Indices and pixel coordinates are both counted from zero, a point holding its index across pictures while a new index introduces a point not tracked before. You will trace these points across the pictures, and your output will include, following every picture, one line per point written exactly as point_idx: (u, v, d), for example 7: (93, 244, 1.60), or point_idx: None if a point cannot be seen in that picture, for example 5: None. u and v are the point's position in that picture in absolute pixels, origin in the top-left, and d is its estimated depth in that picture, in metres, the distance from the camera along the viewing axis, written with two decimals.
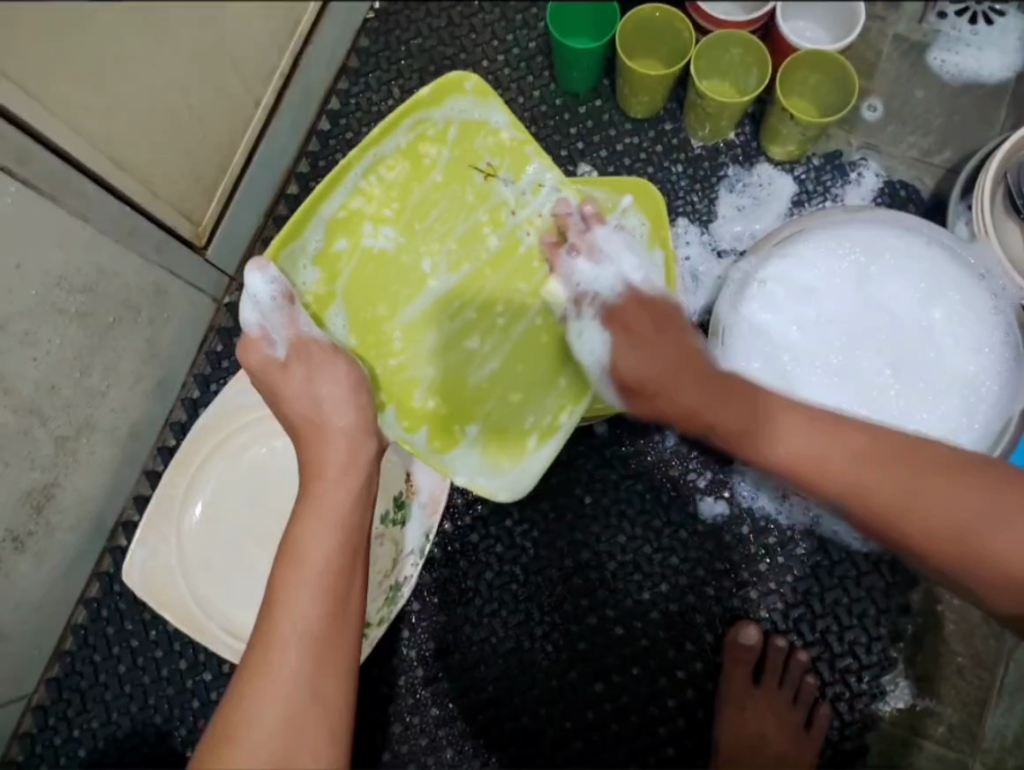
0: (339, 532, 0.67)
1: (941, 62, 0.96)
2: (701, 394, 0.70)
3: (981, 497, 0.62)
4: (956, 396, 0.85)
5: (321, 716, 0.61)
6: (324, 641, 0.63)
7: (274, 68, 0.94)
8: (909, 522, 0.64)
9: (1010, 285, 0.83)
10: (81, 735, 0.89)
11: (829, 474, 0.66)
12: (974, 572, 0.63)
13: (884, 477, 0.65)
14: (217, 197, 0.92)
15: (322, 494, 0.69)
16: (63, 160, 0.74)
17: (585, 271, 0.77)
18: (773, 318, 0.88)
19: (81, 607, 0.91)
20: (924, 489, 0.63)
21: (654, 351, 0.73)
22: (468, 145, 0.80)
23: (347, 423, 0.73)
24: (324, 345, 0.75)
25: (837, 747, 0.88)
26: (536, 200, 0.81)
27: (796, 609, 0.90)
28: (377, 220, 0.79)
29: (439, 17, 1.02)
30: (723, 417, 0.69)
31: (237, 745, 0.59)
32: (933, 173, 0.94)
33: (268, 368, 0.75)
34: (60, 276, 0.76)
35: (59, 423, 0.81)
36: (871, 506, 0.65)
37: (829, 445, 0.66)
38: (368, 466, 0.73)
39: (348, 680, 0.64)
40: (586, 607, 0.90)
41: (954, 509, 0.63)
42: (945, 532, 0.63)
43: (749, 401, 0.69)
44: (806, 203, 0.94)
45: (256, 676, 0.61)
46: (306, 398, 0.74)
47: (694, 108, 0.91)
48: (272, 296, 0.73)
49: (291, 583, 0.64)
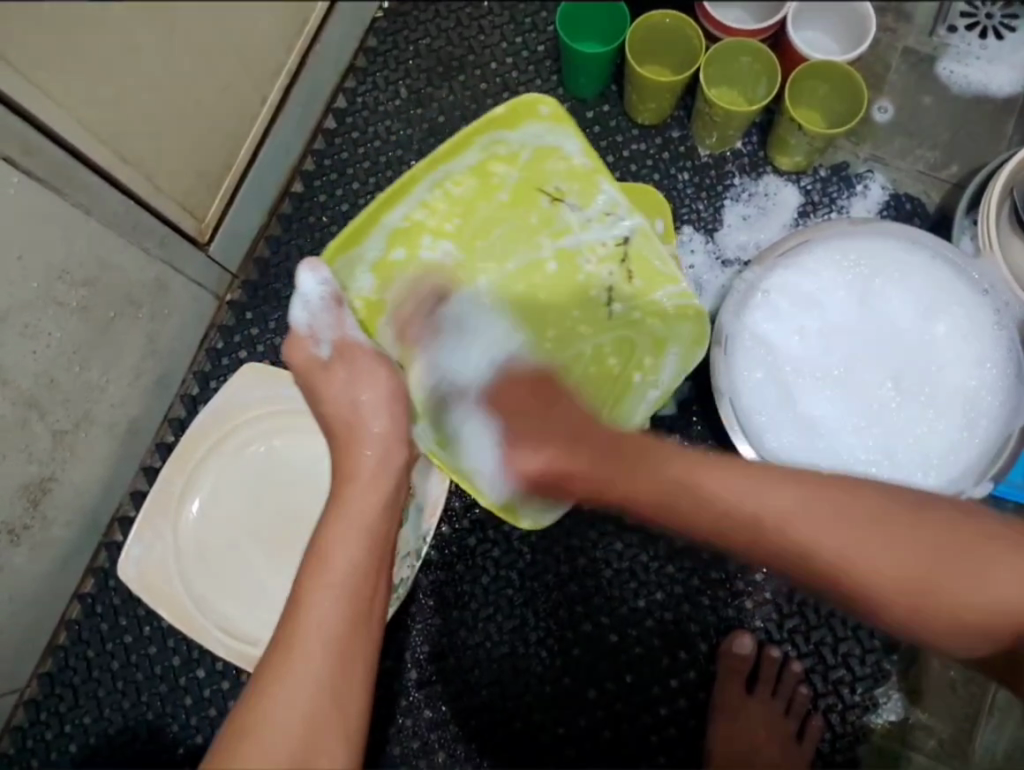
0: (366, 539, 0.67)
1: (950, 72, 0.96)
2: (609, 466, 0.70)
3: (926, 544, 0.61)
4: (957, 411, 0.85)
5: (342, 719, 0.60)
6: (349, 643, 0.62)
7: (281, 65, 0.93)
8: (867, 577, 0.61)
9: (1014, 301, 0.84)
10: (72, 730, 0.89)
11: (774, 539, 0.63)
12: (932, 622, 0.61)
13: (841, 542, 0.61)
14: (222, 193, 0.91)
15: (351, 497, 0.69)
16: (67, 152, 0.73)
17: (450, 352, 0.83)
18: (775, 329, 0.87)
19: (76, 602, 0.91)
20: (876, 549, 0.61)
21: (547, 427, 0.74)
22: (537, 166, 0.79)
23: (382, 429, 0.73)
24: (367, 350, 0.75)
25: (828, 759, 0.88)
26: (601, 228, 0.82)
27: (791, 619, 0.90)
28: (436, 233, 0.81)
29: (449, 18, 1.01)
30: (648, 492, 0.68)
31: (256, 742, 0.58)
32: (939, 187, 0.94)
33: (312, 369, 0.75)
34: (62, 269, 0.76)
35: (57, 417, 0.81)
36: (823, 566, 0.62)
37: (763, 500, 0.63)
38: (400, 472, 0.73)
39: (366, 684, 0.63)
40: (581, 614, 0.90)
41: (906, 564, 0.60)
42: (901, 587, 0.61)
43: (650, 462, 0.68)
44: (811, 214, 0.94)
45: (277, 673, 0.61)
46: (347, 399, 0.74)
47: (702, 116, 0.91)
48: (322, 297, 0.74)
49: (317, 586, 0.64)
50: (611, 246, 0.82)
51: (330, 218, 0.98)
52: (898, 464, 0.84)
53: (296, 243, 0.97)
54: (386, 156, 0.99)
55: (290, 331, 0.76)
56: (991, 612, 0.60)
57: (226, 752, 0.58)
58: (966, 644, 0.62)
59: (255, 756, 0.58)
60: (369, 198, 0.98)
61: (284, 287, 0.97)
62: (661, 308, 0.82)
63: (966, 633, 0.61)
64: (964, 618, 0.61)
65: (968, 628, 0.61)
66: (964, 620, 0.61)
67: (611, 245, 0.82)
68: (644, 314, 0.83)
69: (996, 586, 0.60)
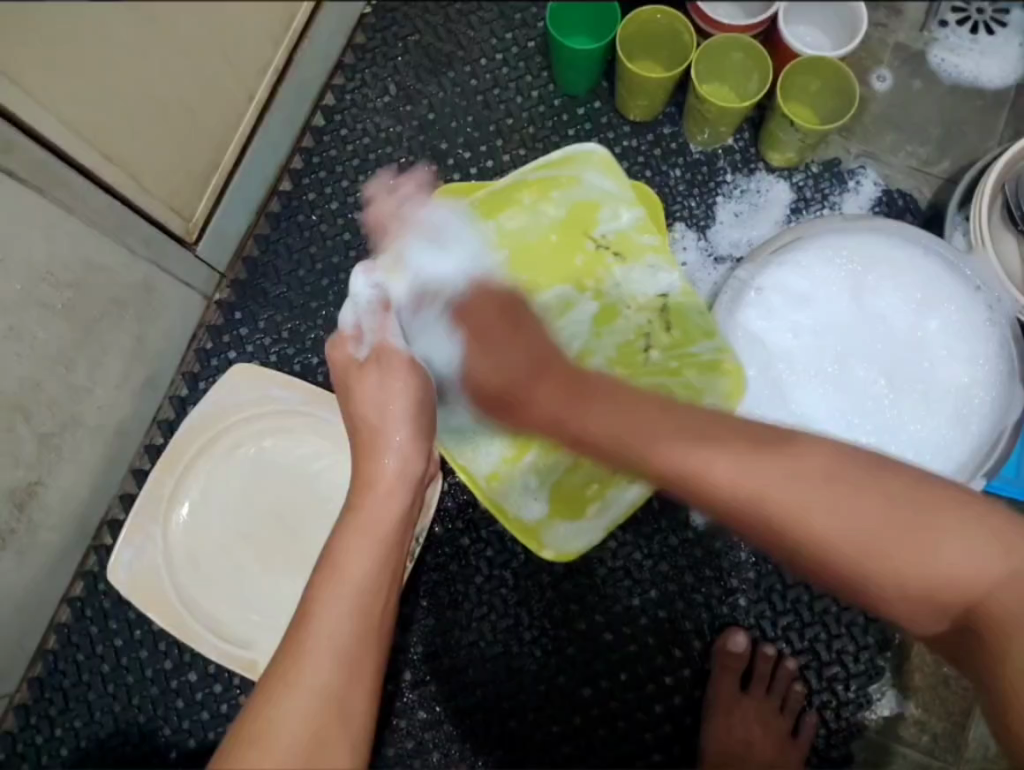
0: (379, 549, 0.62)
1: (941, 62, 0.96)
2: (567, 399, 0.66)
3: (889, 505, 0.53)
4: (950, 408, 0.85)
5: (345, 730, 0.56)
6: (359, 651, 0.58)
7: (268, 61, 0.92)
8: (822, 528, 0.54)
9: (1006, 297, 0.84)
10: (63, 734, 0.88)
11: (725, 471, 0.56)
12: (889, 591, 0.54)
13: (800, 487, 0.54)
14: (209, 192, 0.90)
15: (366, 508, 0.64)
16: (47, 151, 0.72)
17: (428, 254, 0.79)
18: (768, 327, 0.87)
19: (65, 605, 0.90)
20: (828, 506, 0.54)
21: (500, 352, 0.72)
22: (586, 215, 0.85)
23: (403, 439, 0.68)
24: (405, 357, 0.71)
25: (823, 755, 0.88)
26: (641, 282, 0.86)
27: (784, 617, 0.90)
28: None
29: (438, 14, 1.00)
30: (602, 428, 0.63)
31: (259, 752, 0.54)
32: (931, 183, 0.94)
33: (347, 369, 0.71)
34: (46, 270, 0.75)
35: (43, 420, 0.80)
36: (768, 509, 0.55)
37: (715, 462, 0.57)
38: (416, 486, 0.68)
39: (374, 689, 0.59)
40: (575, 613, 0.90)
41: (863, 524, 0.53)
42: (857, 551, 0.53)
43: (596, 410, 0.64)
44: (803, 210, 0.93)
45: (279, 684, 0.56)
46: (376, 405, 0.69)
47: (693, 112, 0.90)
48: (370, 297, 0.75)
49: (327, 595, 0.59)
50: (650, 297, 0.85)
51: (318, 216, 0.97)
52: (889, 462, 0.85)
53: (285, 243, 0.96)
54: (376, 154, 0.98)
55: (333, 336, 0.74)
56: (958, 580, 0.53)
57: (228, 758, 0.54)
58: (924, 617, 0.55)
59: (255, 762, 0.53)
60: (359, 196, 0.97)
61: (272, 286, 0.95)
62: (697, 357, 0.82)
63: (925, 605, 0.54)
64: (924, 587, 0.53)
65: (932, 597, 0.53)
66: (922, 591, 0.53)
67: (652, 296, 0.85)
68: (683, 366, 0.82)
69: (961, 551, 0.53)
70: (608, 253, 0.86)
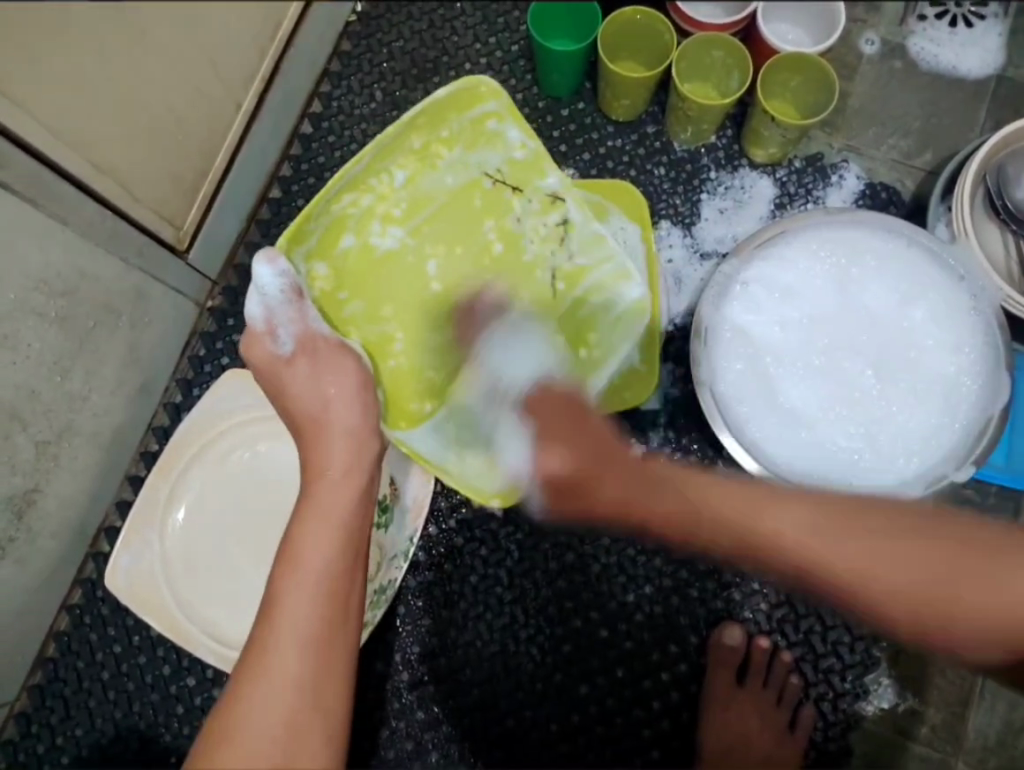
0: (337, 536, 0.66)
1: (920, 50, 0.97)
2: (633, 486, 0.68)
3: (953, 548, 0.60)
4: (938, 397, 0.85)
5: (318, 716, 0.59)
6: (326, 640, 0.62)
7: (255, 70, 0.94)
8: (883, 588, 0.60)
9: (989, 285, 0.84)
10: (64, 742, 0.89)
11: (765, 533, 0.63)
12: (967, 634, 0.59)
13: (868, 546, 0.60)
14: (199, 199, 0.92)
15: (321, 495, 0.69)
16: (42, 164, 0.74)
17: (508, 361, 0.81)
18: (755, 320, 0.88)
19: (64, 613, 0.91)
20: (896, 555, 0.60)
21: (577, 440, 0.72)
22: (473, 152, 0.84)
23: (351, 422, 0.74)
24: (331, 343, 0.77)
25: (821, 749, 0.88)
26: (546, 212, 0.85)
27: (780, 609, 0.91)
28: (385, 220, 0.84)
29: (422, 21, 1.02)
30: (671, 505, 0.67)
31: (235, 744, 0.57)
32: (914, 176, 0.95)
33: (274, 364, 0.75)
34: (40, 280, 0.76)
35: (40, 429, 0.81)
36: (820, 575, 0.62)
37: (759, 519, 0.64)
38: (370, 467, 0.73)
39: (347, 676, 0.63)
40: (569, 610, 0.91)
41: (924, 575, 0.59)
42: (925, 600, 0.59)
43: (663, 489, 0.68)
44: (787, 205, 0.94)
45: (251, 677, 0.60)
46: (316, 395, 0.74)
47: (676, 111, 0.91)
48: (280, 288, 0.74)
49: (288, 584, 0.63)
50: (552, 224, 0.86)
51: None
52: (881, 453, 0.85)
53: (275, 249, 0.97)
54: None
55: (247, 330, 0.75)
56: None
57: (206, 754, 0.58)
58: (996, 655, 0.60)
59: (230, 763, 0.57)
60: None
61: None
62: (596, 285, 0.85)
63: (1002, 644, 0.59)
64: (994, 625, 0.59)
65: (1005, 633, 0.59)
66: (997, 629, 0.59)
67: (552, 225, 0.86)
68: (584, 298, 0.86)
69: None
70: (505, 187, 0.85)
